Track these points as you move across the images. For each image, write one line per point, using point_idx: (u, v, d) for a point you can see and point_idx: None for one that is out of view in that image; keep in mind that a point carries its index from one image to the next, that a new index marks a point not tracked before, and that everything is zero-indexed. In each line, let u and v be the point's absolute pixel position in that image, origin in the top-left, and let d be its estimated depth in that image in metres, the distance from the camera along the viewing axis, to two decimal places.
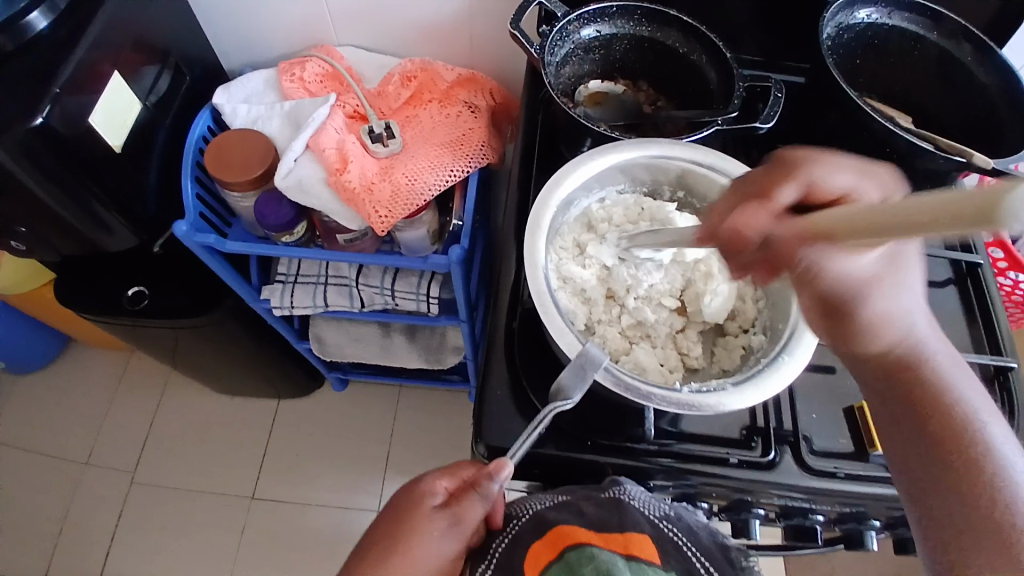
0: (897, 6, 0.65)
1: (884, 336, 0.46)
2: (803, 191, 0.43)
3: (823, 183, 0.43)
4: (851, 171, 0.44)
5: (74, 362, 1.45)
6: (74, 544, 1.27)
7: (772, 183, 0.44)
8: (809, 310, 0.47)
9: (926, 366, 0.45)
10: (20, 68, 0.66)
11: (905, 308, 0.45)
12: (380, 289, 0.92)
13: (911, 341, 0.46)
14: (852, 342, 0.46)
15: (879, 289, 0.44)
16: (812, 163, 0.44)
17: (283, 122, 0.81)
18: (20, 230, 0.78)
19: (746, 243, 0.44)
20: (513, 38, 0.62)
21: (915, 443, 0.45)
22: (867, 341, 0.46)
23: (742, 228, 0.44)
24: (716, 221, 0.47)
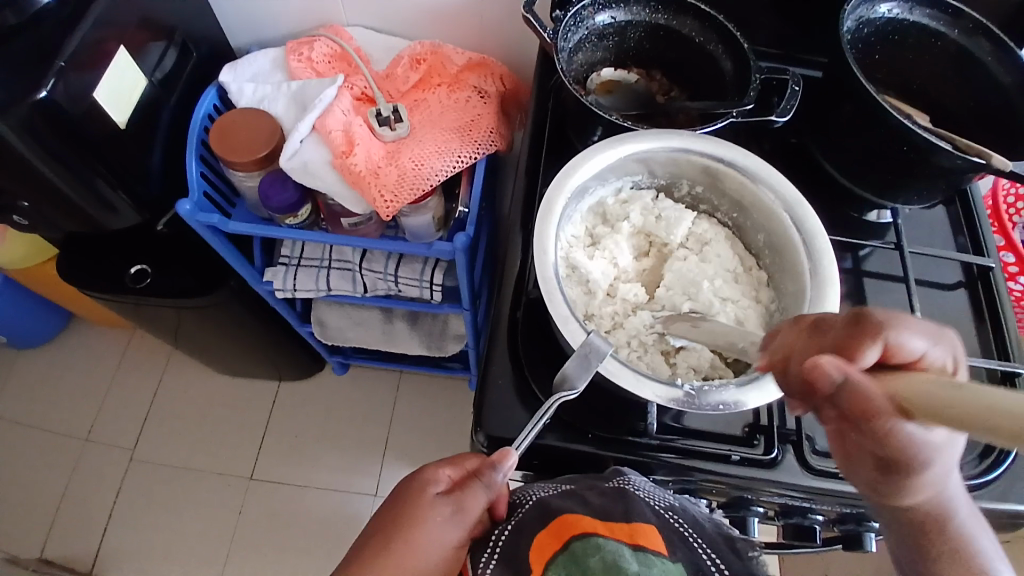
0: (918, 1, 0.64)
1: (921, 495, 0.43)
2: (888, 354, 0.37)
3: (902, 349, 0.37)
4: (928, 334, 0.38)
5: (75, 339, 1.44)
6: (72, 519, 1.27)
7: (855, 339, 0.37)
8: (857, 452, 0.42)
9: (953, 519, 0.45)
10: (24, 41, 0.65)
11: (952, 480, 0.44)
12: (384, 274, 0.92)
13: (940, 503, 0.44)
14: (891, 494, 0.43)
15: (941, 458, 0.40)
16: (893, 326, 0.37)
17: (290, 103, 0.80)
18: (22, 206, 0.77)
19: (811, 393, 0.38)
20: (526, 22, 0.60)
21: (916, 569, 0.46)
22: (906, 497, 0.43)
23: (813, 375, 0.36)
24: (790, 353, 0.42)
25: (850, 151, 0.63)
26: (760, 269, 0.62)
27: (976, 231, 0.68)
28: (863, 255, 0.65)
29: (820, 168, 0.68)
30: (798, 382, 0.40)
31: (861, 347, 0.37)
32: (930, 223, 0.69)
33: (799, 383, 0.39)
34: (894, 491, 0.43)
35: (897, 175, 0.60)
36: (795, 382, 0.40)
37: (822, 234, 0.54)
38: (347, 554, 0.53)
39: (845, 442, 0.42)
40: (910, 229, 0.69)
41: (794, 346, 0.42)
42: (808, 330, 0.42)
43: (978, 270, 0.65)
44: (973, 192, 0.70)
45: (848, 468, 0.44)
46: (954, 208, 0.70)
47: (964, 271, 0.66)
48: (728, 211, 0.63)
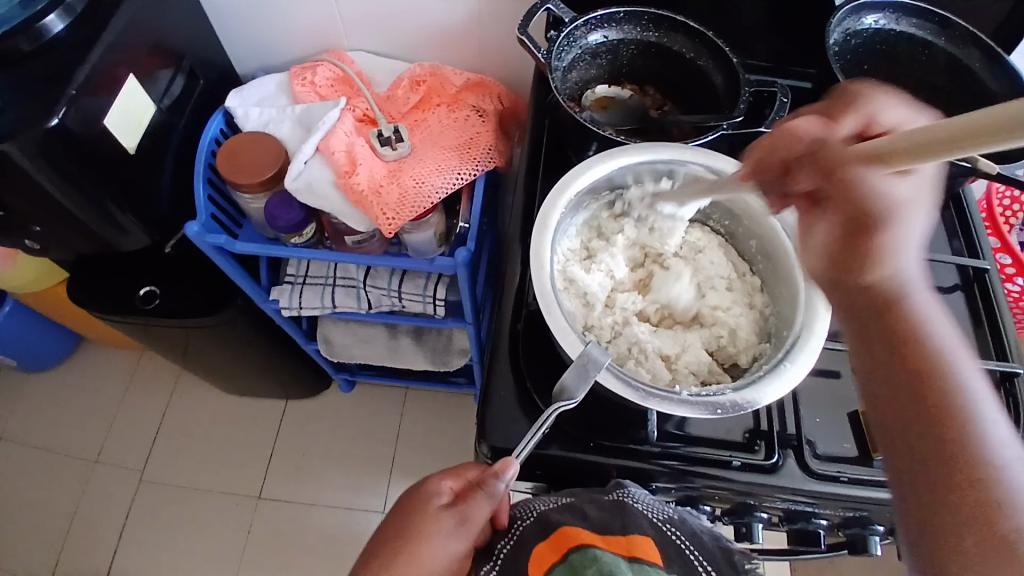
0: (903, 12, 0.66)
1: (885, 258, 0.43)
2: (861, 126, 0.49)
3: (878, 124, 0.49)
4: (900, 119, 0.50)
5: (86, 360, 1.46)
6: (82, 539, 1.28)
7: (835, 109, 0.51)
8: (818, 245, 0.46)
9: (911, 299, 0.43)
10: (37, 71, 0.67)
11: (908, 259, 0.44)
12: (387, 290, 0.93)
13: (901, 279, 0.43)
14: (850, 266, 0.44)
15: (906, 219, 0.42)
16: (865, 106, 0.50)
17: (294, 126, 0.82)
18: (35, 229, 0.79)
19: (790, 166, 0.49)
20: (521, 42, 0.62)
21: (889, 372, 0.43)
22: (866, 265, 0.43)
23: (789, 138, 0.49)
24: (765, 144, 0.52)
25: None
26: (754, 275, 0.63)
27: (970, 233, 0.69)
28: None
29: None
30: (772, 171, 0.50)
31: (836, 117, 0.50)
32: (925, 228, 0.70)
33: (776, 168, 0.50)
34: (853, 257, 0.44)
35: None
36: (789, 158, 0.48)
37: None
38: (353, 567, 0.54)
39: (808, 241, 0.47)
40: None
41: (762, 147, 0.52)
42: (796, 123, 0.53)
43: (973, 273, 0.66)
44: (967, 197, 0.71)
45: (808, 263, 0.48)
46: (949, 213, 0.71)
47: (960, 274, 0.67)
48: (720, 218, 0.64)
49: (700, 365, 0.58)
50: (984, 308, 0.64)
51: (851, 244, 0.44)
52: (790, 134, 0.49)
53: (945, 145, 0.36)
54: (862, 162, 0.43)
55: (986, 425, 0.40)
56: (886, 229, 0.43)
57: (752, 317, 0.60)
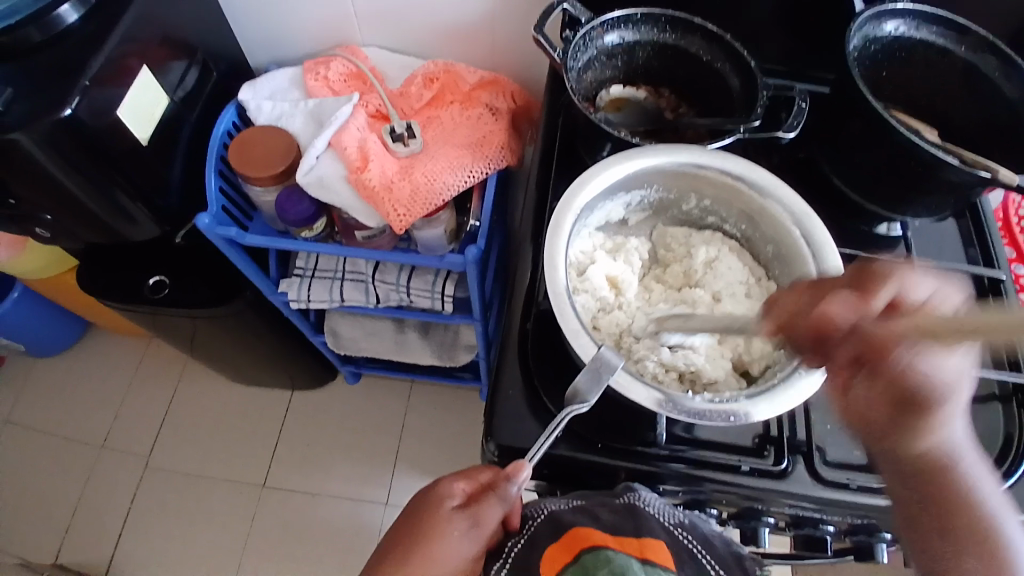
0: (923, 19, 0.65)
1: (932, 438, 0.47)
2: (895, 298, 0.44)
3: (911, 293, 0.44)
4: (934, 280, 0.45)
5: (94, 347, 1.47)
6: (89, 525, 1.29)
7: (864, 287, 0.45)
8: (872, 410, 0.47)
9: (956, 465, 0.47)
10: (51, 61, 0.67)
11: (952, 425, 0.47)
12: (396, 285, 0.93)
13: (951, 446, 0.47)
14: (901, 439, 0.47)
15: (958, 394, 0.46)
16: (896, 274, 0.44)
17: (306, 120, 0.82)
18: (46, 219, 0.79)
19: (828, 337, 0.46)
20: (536, 43, 0.62)
21: (930, 520, 0.47)
22: (921, 440, 0.47)
23: (826, 321, 0.46)
24: (798, 308, 0.48)
25: (858, 166, 0.64)
26: (770, 280, 0.63)
27: (986, 242, 0.68)
28: None
29: (828, 182, 0.68)
30: (839, 340, 0.46)
31: (871, 288, 0.44)
32: (940, 235, 0.70)
33: (811, 335, 0.47)
34: (906, 435, 0.47)
35: (904, 188, 0.61)
36: (832, 342, 0.46)
37: (830, 247, 0.55)
38: (369, 561, 0.54)
39: (847, 391, 0.48)
40: (920, 242, 0.69)
41: (797, 310, 0.48)
42: (807, 291, 0.48)
43: (988, 282, 0.66)
44: (983, 205, 0.70)
45: (864, 429, 0.48)
46: (964, 221, 0.71)
47: (974, 284, 0.66)
48: (736, 222, 0.64)
49: (705, 364, 0.57)
50: None
51: (902, 416, 0.46)
52: (822, 312, 0.46)
53: (964, 331, 0.34)
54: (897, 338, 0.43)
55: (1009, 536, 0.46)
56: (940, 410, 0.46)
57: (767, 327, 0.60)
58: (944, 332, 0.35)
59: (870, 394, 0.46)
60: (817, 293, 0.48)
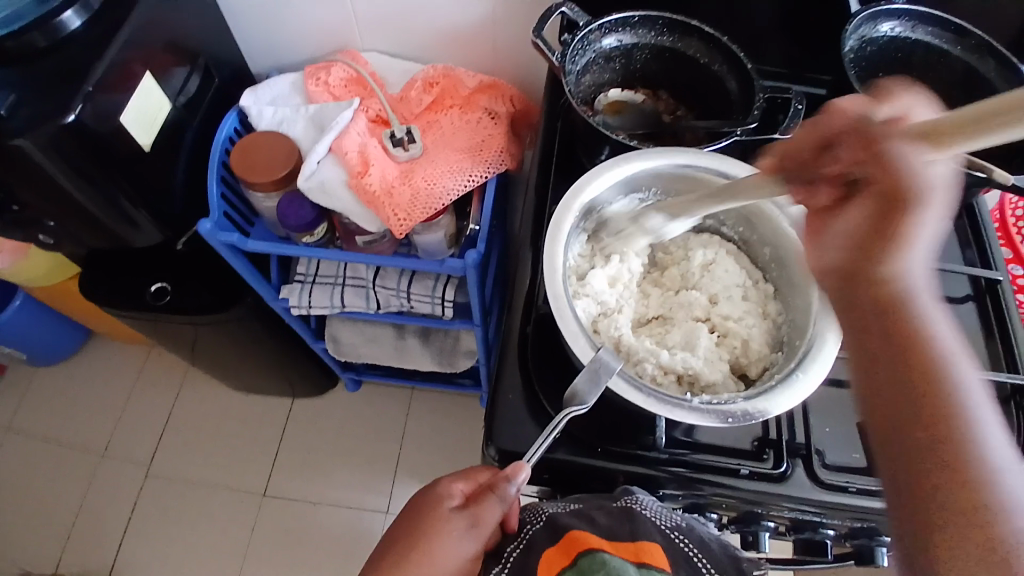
0: (920, 21, 0.66)
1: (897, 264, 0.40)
2: (901, 116, 0.44)
3: (912, 116, 0.44)
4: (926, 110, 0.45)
5: (96, 354, 1.47)
6: (87, 533, 1.29)
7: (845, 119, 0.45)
8: (834, 233, 0.42)
9: (919, 303, 0.40)
10: (54, 67, 0.68)
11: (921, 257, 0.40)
12: (397, 291, 0.94)
13: (910, 277, 0.40)
14: (869, 255, 0.40)
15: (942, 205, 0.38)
16: (916, 102, 0.46)
17: (308, 125, 0.83)
18: (48, 224, 0.80)
19: (829, 145, 0.43)
20: (535, 46, 0.62)
21: (888, 376, 0.40)
22: (888, 260, 0.40)
23: (826, 118, 0.43)
24: (791, 142, 0.47)
25: None
26: (768, 282, 0.63)
27: (984, 244, 0.68)
28: None
29: None
30: (807, 149, 0.45)
31: (875, 107, 0.45)
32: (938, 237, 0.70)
33: (812, 148, 0.44)
34: (875, 255, 0.40)
35: None
36: (806, 147, 0.45)
37: None
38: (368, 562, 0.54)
39: (826, 224, 0.43)
40: None
41: (792, 145, 0.46)
42: (810, 122, 0.47)
43: (986, 283, 0.66)
44: (982, 207, 0.70)
45: (818, 255, 0.44)
46: (963, 223, 0.70)
47: (972, 285, 0.66)
48: (734, 225, 0.64)
49: (701, 366, 0.57)
50: (996, 319, 0.63)
51: (881, 227, 0.39)
52: (827, 110, 0.44)
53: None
54: (911, 136, 0.38)
55: (973, 416, 0.38)
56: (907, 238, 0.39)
57: (767, 330, 0.60)
58: (954, 134, 0.36)
59: (850, 220, 0.41)
60: (805, 129, 0.45)
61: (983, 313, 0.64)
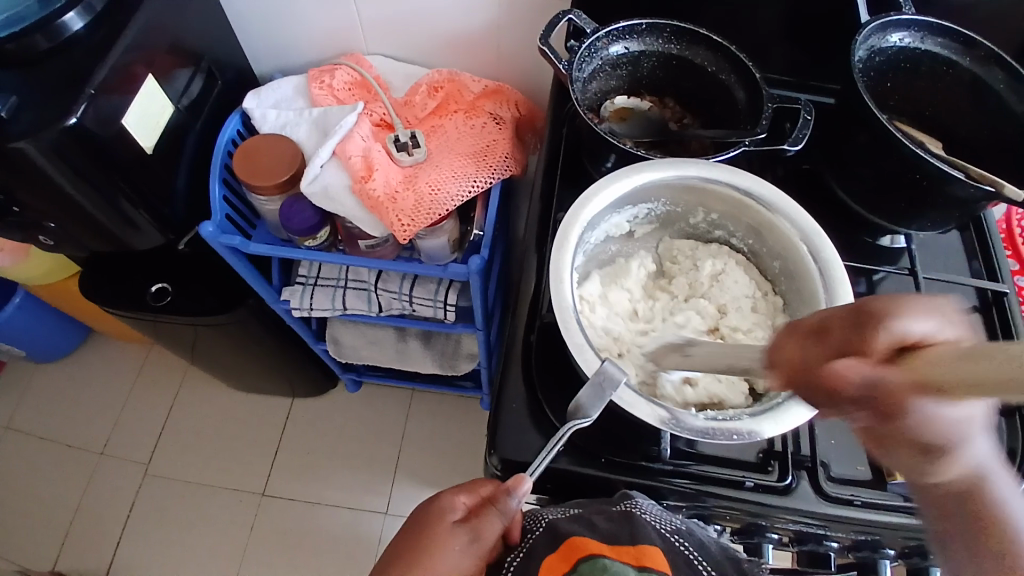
0: (929, 31, 0.64)
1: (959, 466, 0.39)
2: (902, 344, 0.33)
3: (910, 331, 0.33)
4: (943, 314, 0.33)
5: (95, 353, 1.47)
6: (85, 533, 1.28)
7: (854, 335, 0.34)
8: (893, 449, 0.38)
9: (990, 484, 0.40)
10: (56, 69, 0.67)
11: (981, 446, 0.38)
12: (399, 294, 0.93)
13: (981, 470, 0.39)
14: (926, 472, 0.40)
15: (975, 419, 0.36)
16: (905, 305, 0.33)
17: (311, 128, 0.82)
18: (49, 226, 0.79)
19: (838, 402, 0.35)
20: (542, 53, 0.62)
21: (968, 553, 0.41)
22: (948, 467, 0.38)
23: (837, 385, 0.34)
24: (792, 361, 0.37)
25: (864, 179, 0.63)
26: (777, 295, 0.62)
27: (990, 256, 0.68)
28: (878, 279, 0.66)
29: (833, 195, 0.68)
30: (817, 390, 0.36)
31: (866, 343, 0.34)
32: (944, 248, 0.69)
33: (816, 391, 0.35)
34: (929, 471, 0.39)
35: (911, 202, 0.61)
36: (810, 374, 0.36)
37: (837, 263, 0.55)
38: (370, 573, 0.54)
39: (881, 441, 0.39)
40: (924, 255, 0.69)
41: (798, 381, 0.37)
42: (806, 333, 0.38)
43: (992, 296, 0.65)
44: (987, 219, 0.70)
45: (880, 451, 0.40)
46: (969, 234, 0.70)
47: (979, 298, 0.66)
48: (744, 237, 0.64)
49: (725, 391, 0.57)
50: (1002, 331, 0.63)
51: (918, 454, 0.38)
52: (839, 375, 0.33)
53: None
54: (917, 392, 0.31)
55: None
56: (956, 451, 0.37)
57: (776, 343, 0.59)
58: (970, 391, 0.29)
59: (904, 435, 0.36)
60: (809, 360, 0.36)
61: (989, 325, 0.64)
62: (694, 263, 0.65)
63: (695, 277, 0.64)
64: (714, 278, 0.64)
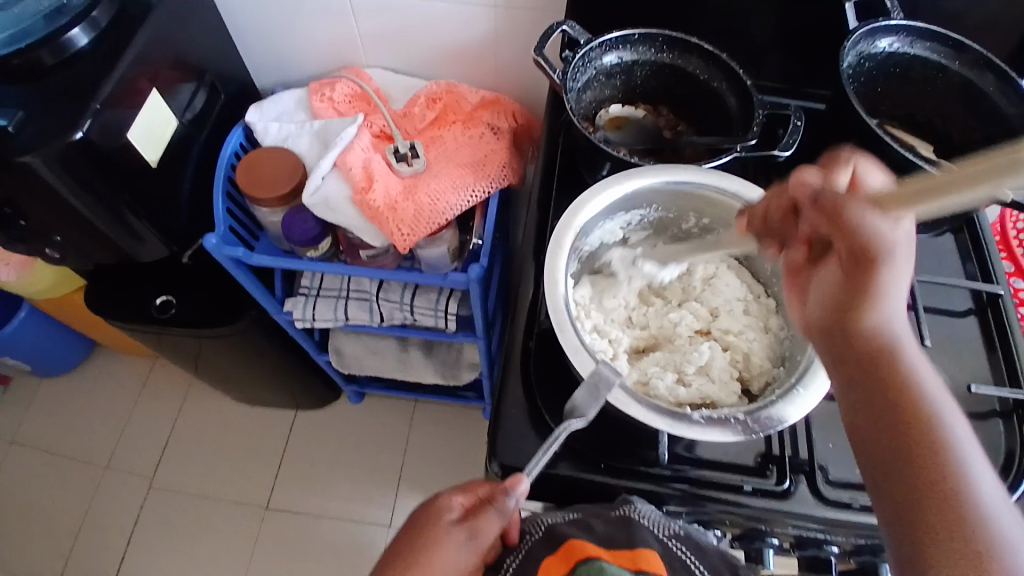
0: (918, 36, 0.65)
1: (877, 316, 0.42)
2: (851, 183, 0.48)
3: (863, 178, 0.49)
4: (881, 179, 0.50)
5: (100, 366, 1.48)
6: (89, 545, 1.29)
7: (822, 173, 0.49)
8: (813, 295, 0.45)
9: (902, 349, 0.42)
10: (62, 85, 0.69)
11: (900, 305, 0.42)
12: (400, 304, 0.94)
13: (890, 328, 0.42)
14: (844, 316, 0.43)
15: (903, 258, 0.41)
16: (860, 162, 0.51)
17: (312, 141, 0.84)
18: (55, 239, 0.81)
19: (799, 212, 0.46)
20: (537, 64, 0.63)
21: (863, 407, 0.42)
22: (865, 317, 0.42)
23: (796, 190, 0.47)
24: (765, 210, 0.51)
25: None
26: (772, 298, 0.63)
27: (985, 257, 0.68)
28: None
29: None
30: (781, 217, 0.49)
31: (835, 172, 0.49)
32: (940, 250, 0.70)
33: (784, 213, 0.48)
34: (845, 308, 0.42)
35: None
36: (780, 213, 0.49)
37: None
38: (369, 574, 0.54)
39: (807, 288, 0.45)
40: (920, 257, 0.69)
41: (767, 209, 0.51)
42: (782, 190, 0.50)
43: (988, 297, 0.66)
44: (981, 220, 0.70)
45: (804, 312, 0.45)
46: (964, 236, 0.71)
47: (975, 299, 0.66)
48: (737, 241, 0.64)
49: (718, 392, 0.57)
50: (999, 334, 0.63)
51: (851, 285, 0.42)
52: (799, 182, 0.47)
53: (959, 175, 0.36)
54: (859, 200, 0.42)
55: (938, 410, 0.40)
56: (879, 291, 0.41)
57: (769, 343, 0.60)
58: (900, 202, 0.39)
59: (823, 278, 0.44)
60: (778, 195, 0.50)
61: (986, 326, 0.64)
62: (687, 267, 0.66)
63: (689, 281, 0.65)
64: (707, 282, 0.65)
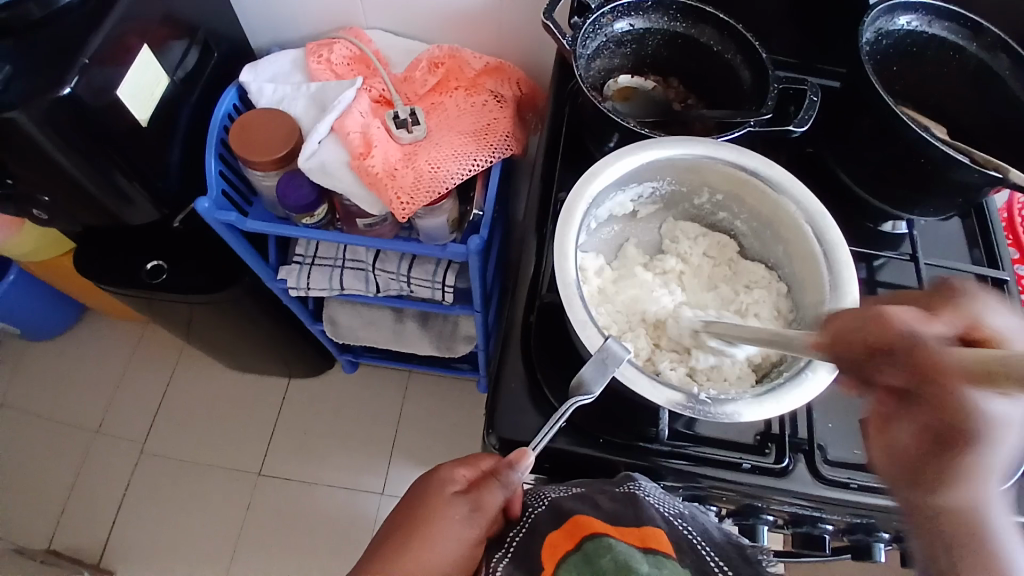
0: (936, 14, 0.64)
1: (963, 495, 0.37)
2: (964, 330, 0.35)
3: (983, 323, 0.35)
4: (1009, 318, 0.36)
5: (90, 330, 1.46)
6: (81, 508, 1.29)
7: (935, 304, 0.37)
8: (901, 440, 0.37)
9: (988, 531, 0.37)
10: (48, 39, 0.66)
11: (990, 484, 0.37)
12: (397, 275, 0.92)
13: (973, 512, 0.37)
14: (923, 489, 0.37)
15: (1004, 440, 0.34)
16: (981, 297, 0.37)
17: (309, 104, 0.81)
18: (42, 200, 0.78)
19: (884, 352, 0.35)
20: (546, 28, 0.61)
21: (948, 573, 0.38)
22: (940, 497, 0.37)
23: (882, 324, 0.35)
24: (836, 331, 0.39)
25: (868, 164, 0.63)
26: (781, 278, 0.62)
27: (991, 242, 0.68)
28: (878, 265, 0.65)
29: (836, 179, 0.68)
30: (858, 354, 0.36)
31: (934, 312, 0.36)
32: (945, 234, 0.69)
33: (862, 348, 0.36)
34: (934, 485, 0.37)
35: (914, 187, 0.60)
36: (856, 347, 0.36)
37: (843, 245, 0.54)
38: (369, 548, 0.53)
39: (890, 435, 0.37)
40: (926, 241, 0.68)
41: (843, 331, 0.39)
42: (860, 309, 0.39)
43: (992, 283, 0.65)
44: (989, 205, 0.69)
45: (888, 468, 0.38)
46: (971, 221, 0.70)
47: (978, 285, 0.66)
48: (746, 220, 0.63)
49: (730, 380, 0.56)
50: None
51: (937, 453, 0.35)
52: (876, 314, 0.36)
53: None
54: (966, 379, 0.32)
55: None
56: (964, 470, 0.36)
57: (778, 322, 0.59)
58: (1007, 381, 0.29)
59: (906, 435, 0.36)
60: (870, 325, 0.36)
61: None
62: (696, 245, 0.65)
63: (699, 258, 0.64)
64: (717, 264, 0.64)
